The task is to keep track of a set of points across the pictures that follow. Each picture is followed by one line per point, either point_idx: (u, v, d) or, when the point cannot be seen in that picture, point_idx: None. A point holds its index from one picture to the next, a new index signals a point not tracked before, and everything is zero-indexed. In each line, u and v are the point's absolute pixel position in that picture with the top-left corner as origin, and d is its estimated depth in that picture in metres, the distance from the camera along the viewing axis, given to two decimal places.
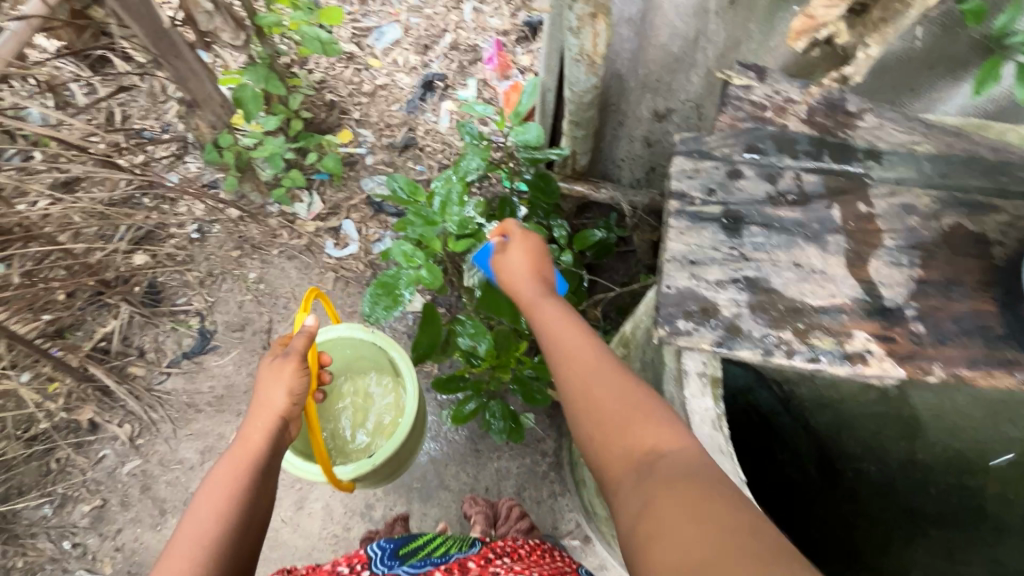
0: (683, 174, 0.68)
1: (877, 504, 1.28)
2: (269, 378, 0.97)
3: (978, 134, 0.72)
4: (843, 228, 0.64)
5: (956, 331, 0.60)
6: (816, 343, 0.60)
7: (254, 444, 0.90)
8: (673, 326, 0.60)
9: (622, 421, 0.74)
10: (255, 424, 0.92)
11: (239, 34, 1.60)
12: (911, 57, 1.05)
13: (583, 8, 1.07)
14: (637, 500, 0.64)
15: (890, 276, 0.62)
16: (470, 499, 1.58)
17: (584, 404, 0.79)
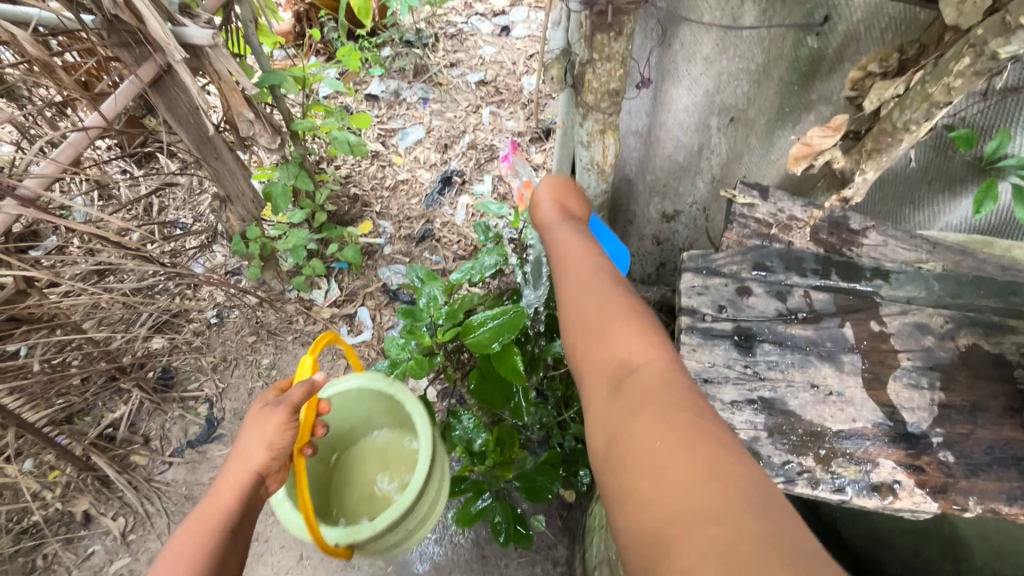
0: (694, 290, 0.70)
1: None
2: (254, 430, 0.93)
3: (982, 253, 0.73)
4: (858, 348, 0.65)
5: (987, 461, 0.58)
6: (839, 471, 0.59)
7: (231, 499, 0.87)
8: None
9: (628, 363, 0.67)
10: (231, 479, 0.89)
11: (275, 138, 1.75)
12: (908, 174, 1.12)
13: (592, 126, 1.14)
14: (631, 445, 0.58)
15: (910, 400, 0.61)
16: None
17: (591, 331, 0.73)
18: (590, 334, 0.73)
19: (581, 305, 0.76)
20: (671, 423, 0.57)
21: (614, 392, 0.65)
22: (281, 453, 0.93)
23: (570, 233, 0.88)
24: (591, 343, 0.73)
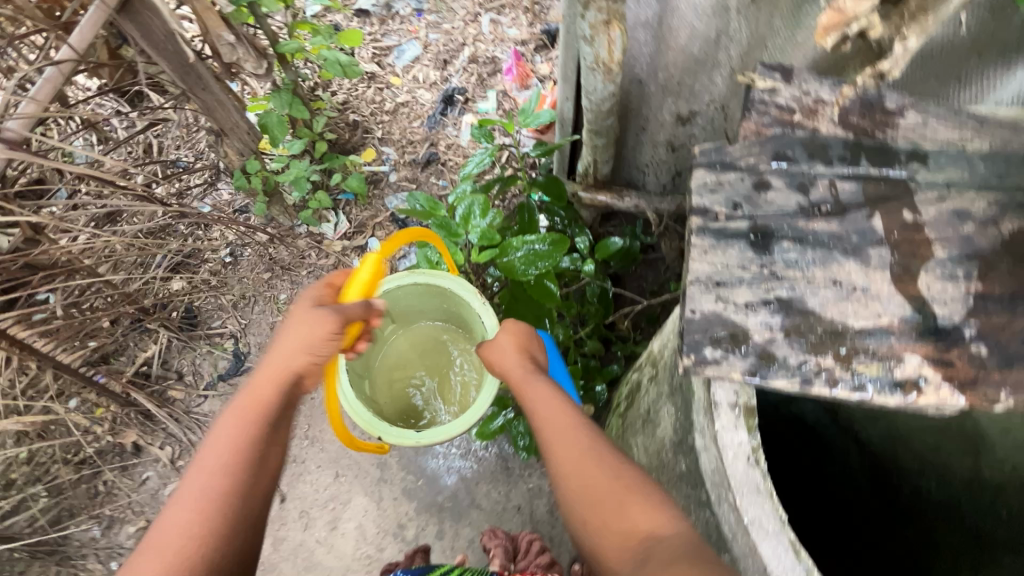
0: (705, 188, 0.64)
1: (937, 526, 1.21)
2: (302, 330, 0.91)
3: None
4: (887, 240, 0.58)
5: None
6: (860, 369, 0.55)
7: (276, 393, 0.89)
8: (701, 355, 0.56)
9: (567, 434, 0.86)
10: (276, 372, 0.89)
11: (261, 62, 1.63)
12: (956, 47, 0.98)
13: (595, 17, 1.03)
14: (586, 500, 0.80)
15: (943, 292, 0.56)
16: (489, 532, 1.48)
17: (536, 416, 0.90)
18: (535, 417, 0.90)
19: (528, 399, 0.93)
20: (602, 475, 0.81)
21: (559, 465, 0.84)
22: (322, 358, 0.91)
23: (522, 382, 0.94)
24: (537, 418, 0.90)
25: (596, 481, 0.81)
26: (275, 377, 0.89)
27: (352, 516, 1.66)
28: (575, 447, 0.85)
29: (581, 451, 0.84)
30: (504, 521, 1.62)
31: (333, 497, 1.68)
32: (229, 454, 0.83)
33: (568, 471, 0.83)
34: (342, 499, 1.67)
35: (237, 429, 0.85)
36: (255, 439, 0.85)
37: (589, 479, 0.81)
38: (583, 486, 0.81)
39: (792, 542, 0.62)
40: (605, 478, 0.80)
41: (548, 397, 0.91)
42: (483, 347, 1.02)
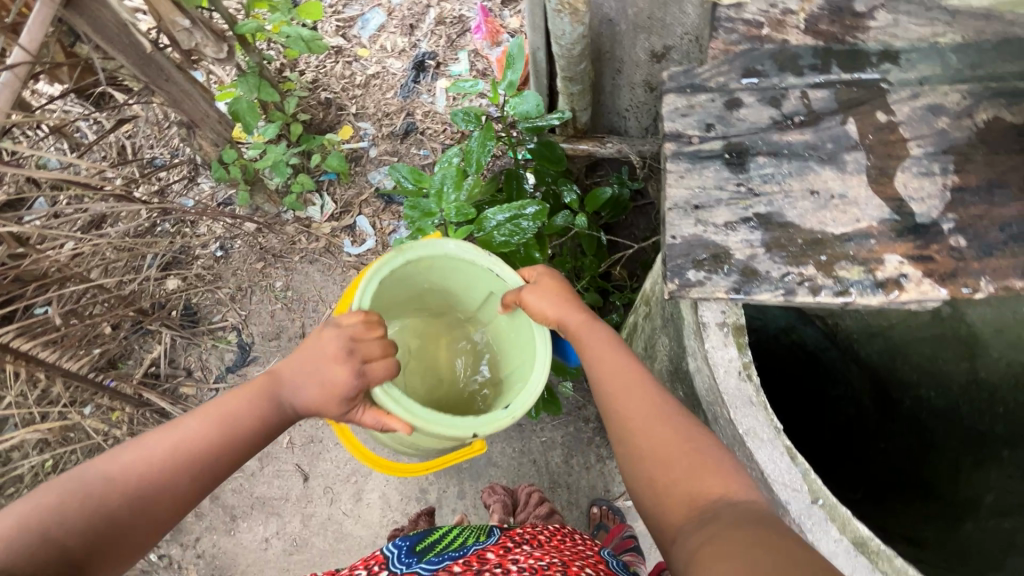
0: (677, 113, 0.63)
1: (938, 428, 1.24)
2: (306, 355, 0.86)
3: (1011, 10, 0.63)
4: (862, 144, 0.58)
5: (1002, 239, 0.54)
6: (843, 274, 0.56)
7: (224, 423, 0.83)
8: (685, 278, 0.57)
9: (626, 383, 0.80)
10: (240, 407, 0.85)
11: (222, 46, 1.57)
12: None
13: None
14: (647, 456, 0.73)
15: (919, 189, 0.56)
16: (488, 488, 1.60)
17: (594, 362, 0.83)
18: (592, 363, 0.84)
19: (584, 346, 0.86)
20: (666, 432, 0.73)
21: (620, 414, 0.78)
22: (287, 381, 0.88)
23: (579, 331, 0.87)
24: (594, 366, 0.83)
25: (659, 436, 0.74)
26: (246, 412, 0.85)
27: (375, 487, 1.71)
28: (637, 398, 0.78)
29: (643, 401, 0.77)
30: (523, 474, 1.67)
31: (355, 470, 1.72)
32: (154, 458, 0.79)
33: (629, 423, 0.76)
34: (363, 472, 1.72)
35: (183, 432, 0.81)
36: (211, 448, 0.82)
37: (652, 434, 0.74)
38: (649, 440, 0.74)
39: (788, 446, 0.69)
40: (669, 436, 0.73)
41: (605, 345, 0.84)
42: (525, 294, 0.90)
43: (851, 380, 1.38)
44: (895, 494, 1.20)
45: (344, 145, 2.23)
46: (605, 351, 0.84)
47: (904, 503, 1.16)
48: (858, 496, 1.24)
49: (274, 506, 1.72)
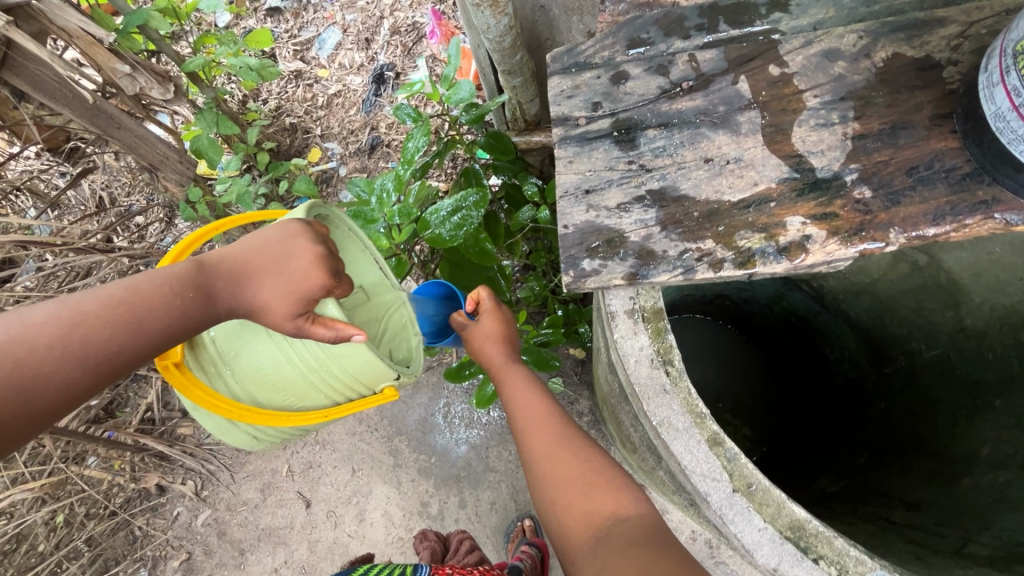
0: (563, 95, 0.57)
1: (934, 383, 1.17)
2: (249, 262, 0.81)
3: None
4: (755, 102, 0.52)
5: (912, 186, 0.49)
6: (744, 245, 0.49)
7: (138, 311, 0.74)
8: (579, 269, 0.51)
9: (540, 417, 0.87)
10: (162, 295, 0.76)
11: (167, 86, 1.57)
12: None
13: None
14: (553, 480, 0.79)
15: (818, 142, 0.50)
16: (421, 534, 1.53)
17: (516, 402, 0.90)
18: (516, 401, 0.90)
19: (512, 382, 0.93)
20: (570, 461, 0.80)
21: (533, 446, 0.84)
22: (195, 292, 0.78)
23: (507, 370, 0.95)
24: (517, 403, 0.90)
25: (565, 462, 0.80)
26: (165, 304, 0.76)
27: (377, 506, 1.70)
28: (549, 431, 0.85)
29: (549, 436, 0.84)
30: (521, 476, 1.65)
31: (356, 492, 1.72)
32: (46, 336, 0.69)
33: (541, 452, 0.83)
34: (364, 492, 1.71)
35: (83, 307, 0.71)
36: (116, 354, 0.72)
37: (560, 460, 0.81)
38: (558, 468, 0.80)
39: (713, 432, 0.69)
40: (573, 464, 0.80)
41: (525, 382, 0.92)
42: (471, 325, 1.00)
43: (847, 343, 1.37)
44: (893, 454, 1.15)
45: (313, 168, 2.23)
46: (525, 380, 0.93)
47: (899, 462, 1.11)
48: (862, 457, 1.19)
49: (280, 535, 1.72)
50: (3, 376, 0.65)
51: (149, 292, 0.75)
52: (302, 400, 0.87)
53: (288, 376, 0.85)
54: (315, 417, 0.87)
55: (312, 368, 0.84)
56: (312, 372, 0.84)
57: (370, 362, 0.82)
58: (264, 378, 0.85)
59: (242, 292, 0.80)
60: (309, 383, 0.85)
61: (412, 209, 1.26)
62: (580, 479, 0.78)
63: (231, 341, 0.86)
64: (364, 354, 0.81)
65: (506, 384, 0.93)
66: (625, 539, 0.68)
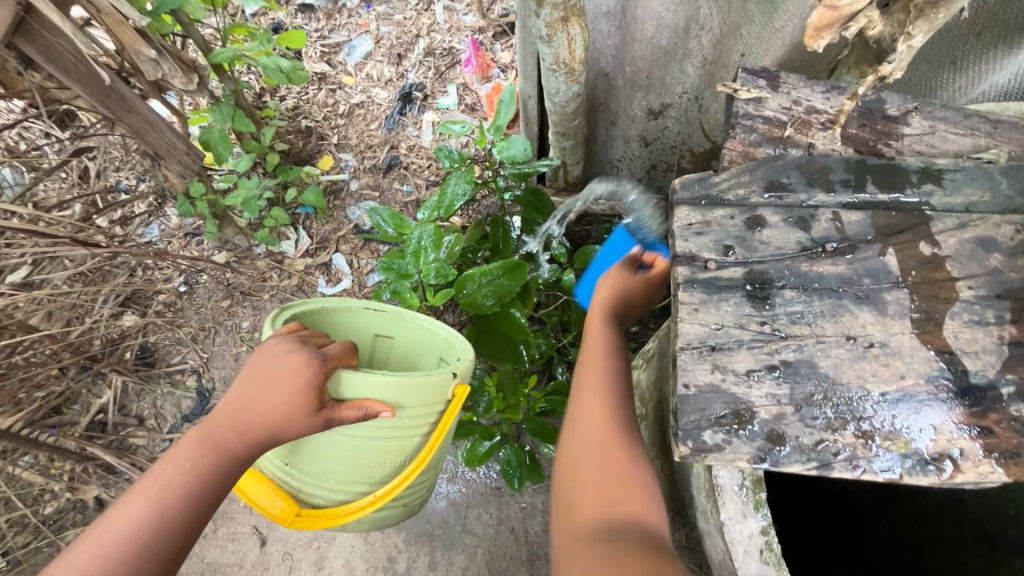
0: (694, 230, 0.60)
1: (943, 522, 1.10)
2: (257, 384, 0.82)
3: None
4: (904, 281, 0.55)
5: None
6: (884, 442, 0.51)
7: (217, 440, 0.80)
8: (699, 441, 0.52)
9: (600, 425, 0.76)
10: (233, 425, 0.82)
11: (191, 77, 1.47)
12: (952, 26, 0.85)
13: (552, 14, 0.91)
14: (588, 439, 0.75)
15: (969, 341, 0.53)
16: None
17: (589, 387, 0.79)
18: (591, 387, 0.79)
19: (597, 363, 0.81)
20: (606, 485, 0.70)
21: (585, 444, 0.75)
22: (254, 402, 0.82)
23: (594, 362, 0.81)
24: (587, 396, 0.79)
25: (605, 484, 0.70)
26: (242, 425, 0.82)
27: (338, 556, 1.57)
28: (610, 445, 0.74)
29: (601, 449, 0.74)
30: (499, 544, 1.56)
31: (318, 536, 1.59)
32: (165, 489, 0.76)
33: (591, 452, 0.73)
34: (327, 537, 1.59)
35: (175, 471, 0.78)
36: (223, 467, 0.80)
37: (604, 475, 0.71)
38: (599, 484, 0.71)
39: None
40: (613, 491, 0.70)
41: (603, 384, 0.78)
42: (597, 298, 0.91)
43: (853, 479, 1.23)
44: None
45: (323, 177, 2.11)
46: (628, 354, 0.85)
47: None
48: None
49: (226, 574, 1.57)
50: (150, 531, 0.73)
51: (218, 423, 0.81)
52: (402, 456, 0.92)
53: (371, 447, 0.88)
54: (419, 464, 0.91)
55: (388, 431, 0.87)
56: (389, 433, 0.87)
57: (416, 388, 0.84)
58: (363, 457, 0.89)
59: (271, 407, 0.80)
60: (397, 438, 0.89)
61: (449, 270, 1.21)
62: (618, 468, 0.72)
63: (304, 455, 0.89)
64: (414, 395, 0.85)
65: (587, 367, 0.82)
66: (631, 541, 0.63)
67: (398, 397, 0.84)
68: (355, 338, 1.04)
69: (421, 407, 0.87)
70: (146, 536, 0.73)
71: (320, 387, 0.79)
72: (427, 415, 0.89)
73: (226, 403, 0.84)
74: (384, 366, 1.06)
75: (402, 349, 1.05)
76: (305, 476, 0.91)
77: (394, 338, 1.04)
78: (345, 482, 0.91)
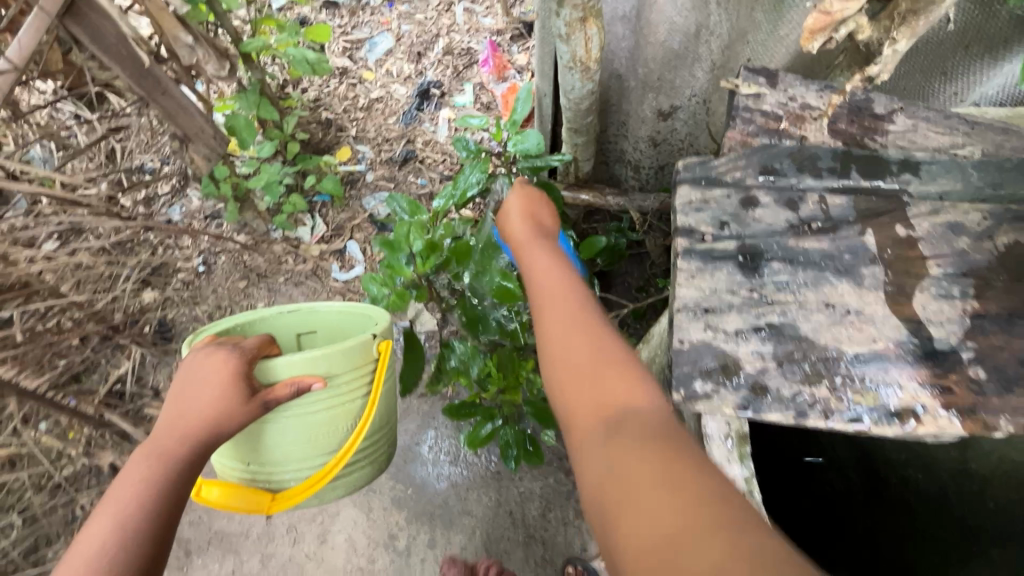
0: (691, 207, 0.67)
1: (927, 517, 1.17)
2: (185, 396, 0.90)
3: (999, 128, 0.68)
4: (880, 258, 0.61)
5: (1020, 373, 0.56)
6: (857, 399, 0.56)
7: (167, 442, 0.87)
8: (689, 389, 0.58)
9: (563, 308, 0.80)
10: (174, 431, 0.89)
11: (224, 64, 1.55)
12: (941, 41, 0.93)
13: (571, 14, 0.98)
14: (562, 362, 0.75)
15: (937, 313, 0.58)
16: (448, 560, 1.50)
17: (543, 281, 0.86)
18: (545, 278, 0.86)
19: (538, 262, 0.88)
20: (588, 350, 0.75)
21: (551, 327, 0.79)
22: (195, 403, 0.88)
23: (548, 293, 0.83)
24: (544, 287, 0.84)
25: (586, 353, 0.75)
26: (182, 429, 0.88)
27: (341, 531, 1.62)
28: (576, 321, 0.79)
29: (567, 327, 0.78)
30: (496, 526, 1.60)
31: (323, 510, 1.64)
32: (131, 495, 0.81)
33: (561, 330, 0.78)
34: (330, 512, 1.64)
35: (136, 479, 0.83)
36: (184, 464, 0.87)
37: (580, 342, 0.76)
38: (579, 353, 0.75)
39: None
40: (590, 351, 0.74)
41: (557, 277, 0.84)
42: (512, 222, 0.96)
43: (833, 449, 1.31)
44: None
45: (341, 167, 2.18)
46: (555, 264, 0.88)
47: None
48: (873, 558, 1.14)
49: (232, 543, 1.63)
50: (126, 534, 0.77)
51: (164, 430, 0.89)
52: (351, 419, 1.01)
53: (321, 417, 0.97)
54: (368, 417, 1.00)
55: (328, 399, 0.96)
56: (329, 400, 0.97)
57: (338, 358, 0.93)
58: (315, 431, 0.98)
59: (203, 405, 0.88)
60: (339, 403, 0.98)
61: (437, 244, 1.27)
62: (589, 365, 0.73)
63: (263, 446, 0.97)
64: (340, 362, 0.94)
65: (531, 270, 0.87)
66: (637, 430, 0.63)
67: (325, 367, 0.93)
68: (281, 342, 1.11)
69: (351, 373, 0.96)
70: (121, 540, 0.76)
71: (245, 374, 0.88)
72: (361, 376, 0.99)
73: (164, 420, 0.92)
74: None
75: (332, 335, 1.12)
76: (269, 467, 0.99)
77: (318, 330, 1.11)
78: (310, 454, 1.00)
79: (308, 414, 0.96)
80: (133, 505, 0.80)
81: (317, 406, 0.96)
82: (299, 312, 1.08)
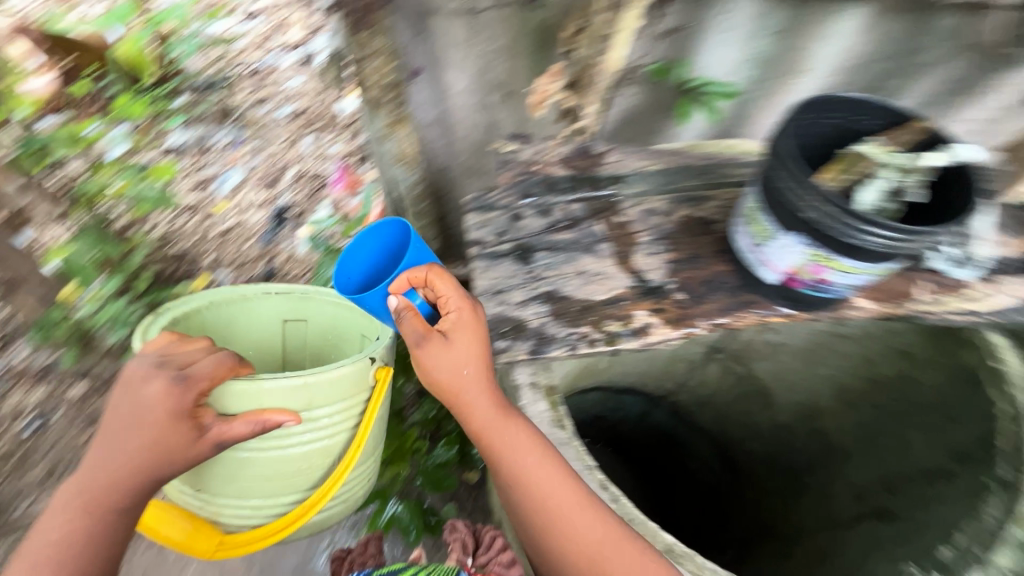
0: (479, 226, 0.90)
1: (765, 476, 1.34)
2: (114, 435, 0.76)
3: (673, 151, 0.97)
4: (608, 237, 0.86)
5: (708, 290, 0.79)
6: (610, 328, 0.76)
7: (91, 487, 0.75)
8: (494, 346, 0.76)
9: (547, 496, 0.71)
10: (99, 484, 0.75)
11: (57, 206, 1.60)
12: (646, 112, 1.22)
13: (384, 120, 1.23)
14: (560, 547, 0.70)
15: (650, 263, 0.82)
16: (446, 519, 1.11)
17: (509, 459, 0.72)
18: (511, 457, 0.72)
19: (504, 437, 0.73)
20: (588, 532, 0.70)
21: (546, 516, 0.70)
22: (128, 448, 0.75)
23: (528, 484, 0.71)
24: (516, 475, 0.72)
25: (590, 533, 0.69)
26: (98, 486, 0.75)
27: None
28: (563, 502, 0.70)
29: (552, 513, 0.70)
30: None
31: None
32: (46, 546, 0.72)
33: (551, 521, 0.70)
34: None
35: (54, 528, 0.73)
36: (114, 507, 0.76)
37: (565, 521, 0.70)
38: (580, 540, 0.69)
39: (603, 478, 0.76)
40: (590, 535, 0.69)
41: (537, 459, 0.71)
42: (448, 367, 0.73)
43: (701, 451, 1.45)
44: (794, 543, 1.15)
45: None
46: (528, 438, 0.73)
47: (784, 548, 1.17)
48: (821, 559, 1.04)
49: None
50: None
51: (91, 470, 0.76)
52: (331, 456, 0.96)
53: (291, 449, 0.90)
54: (355, 453, 0.94)
55: (307, 432, 0.89)
56: (314, 432, 0.90)
57: (324, 390, 0.86)
58: (286, 470, 0.92)
59: (132, 453, 0.75)
60: (321, 438, 0.92)
61: None
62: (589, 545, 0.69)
63: (222, 480, 0.91)
64: (322, 395, 0.86)
65: (495, 455, 0.73)
66: None
67: (302, 402, 0.85)
68: (258, 332, 1.08)
69: (326, 406, 0.88)
70: None
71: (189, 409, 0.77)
72: (349, 408, 0.92)
73: (89, 455, 0.77)
74: (301, 345, 1.12)
75: (316, 332, 1.09)
76: (219, 499, 0.95)
77: (254, 366, 0.82)
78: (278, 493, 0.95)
79: (284, 446, 0.89)
80: (52, 555, 0.72)
81: (295, 442, 0.89)
82: (293, 296, 1.05)
